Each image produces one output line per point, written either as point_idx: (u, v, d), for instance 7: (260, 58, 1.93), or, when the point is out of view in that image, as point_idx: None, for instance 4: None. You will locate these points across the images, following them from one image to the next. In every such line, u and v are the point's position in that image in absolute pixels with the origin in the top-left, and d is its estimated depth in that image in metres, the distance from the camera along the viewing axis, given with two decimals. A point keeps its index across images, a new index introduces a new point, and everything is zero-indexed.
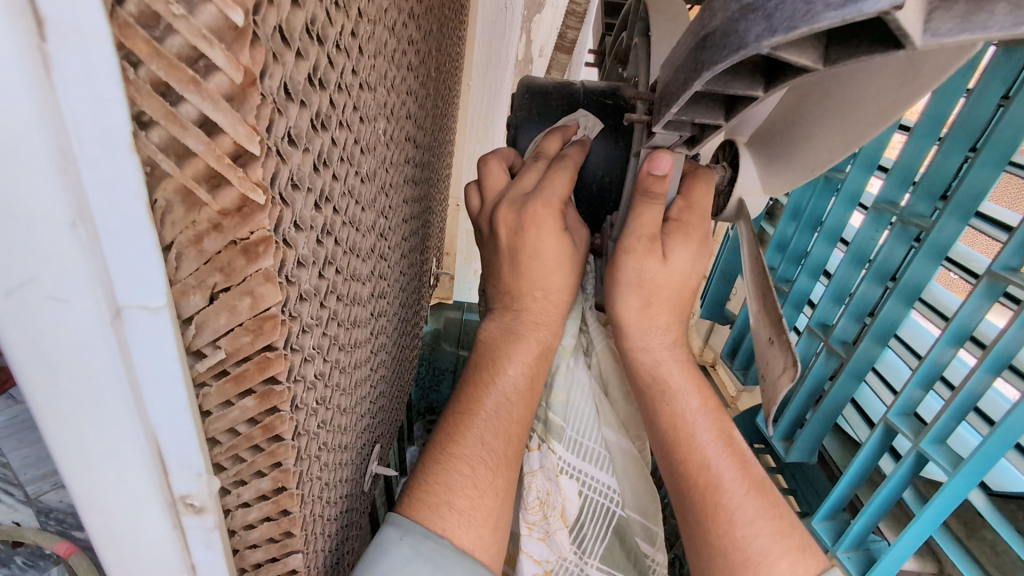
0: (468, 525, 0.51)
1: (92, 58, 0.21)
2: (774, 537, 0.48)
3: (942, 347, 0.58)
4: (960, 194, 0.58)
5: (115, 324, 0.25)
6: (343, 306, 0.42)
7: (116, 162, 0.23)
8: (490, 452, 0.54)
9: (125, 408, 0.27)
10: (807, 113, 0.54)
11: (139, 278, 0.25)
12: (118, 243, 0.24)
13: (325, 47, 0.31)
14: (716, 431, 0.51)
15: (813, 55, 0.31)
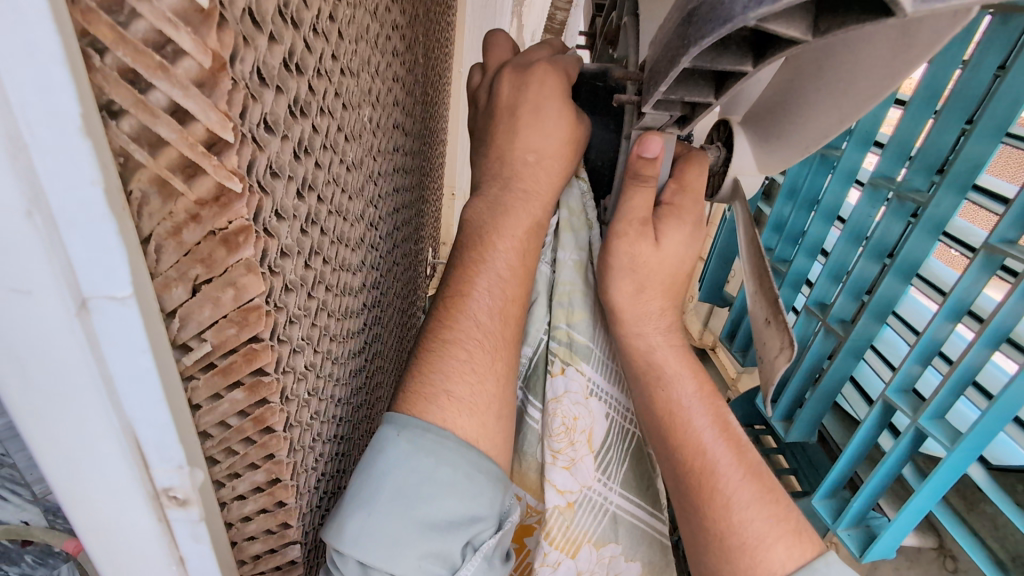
0: (464, 369, 0.50)
1: (34, 38, 0.19)
2: (770, 521, 0.48)
3: (939, 322, 0.57)
4: (957, 166, 0.57)
5: (82, 317, 0.23)
6: (333, 296, 0.42)
7: (69, 149, 0.21)
8: (486, 332, 0.52)
9: (99, 404, 0.25)
10: (802, 88, 0.53)
11: (103, 267, 0.23)
12: (79, 234, 0.22)
13: (300, 31, 0.30)
14: (711, 414, 0.51)
15: (801, 26, 0.30)
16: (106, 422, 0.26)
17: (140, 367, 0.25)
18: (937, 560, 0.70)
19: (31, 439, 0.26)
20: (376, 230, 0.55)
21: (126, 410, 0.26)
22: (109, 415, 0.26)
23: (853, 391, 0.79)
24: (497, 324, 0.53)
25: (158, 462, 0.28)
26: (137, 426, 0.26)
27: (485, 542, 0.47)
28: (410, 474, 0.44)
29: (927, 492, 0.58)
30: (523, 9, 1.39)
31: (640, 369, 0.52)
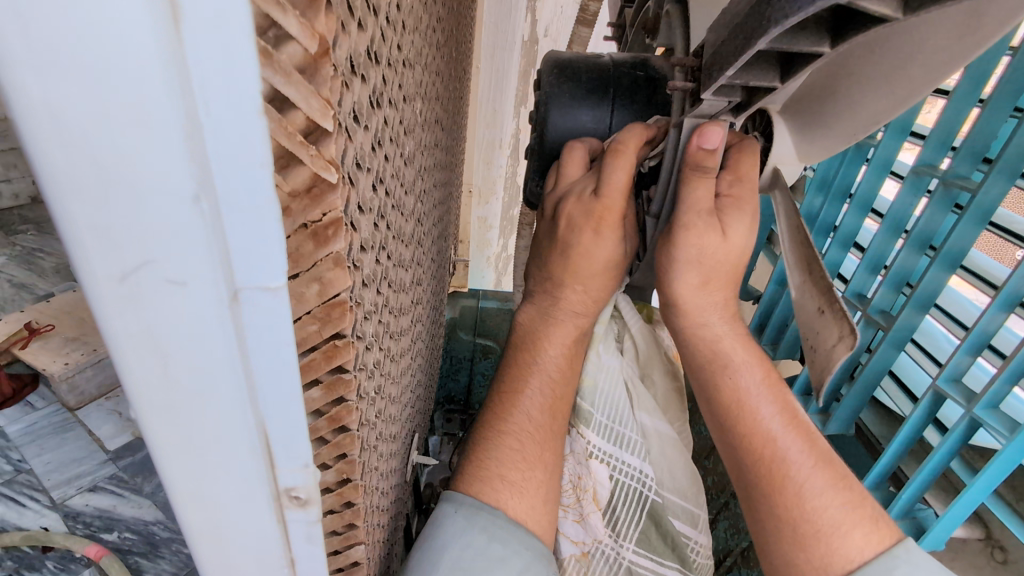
0: (520, 495, 0.52)
1: (224, 8, 0.15)
2: (846, 507, 0.47)
3: (993, 313, 0.56)
4: (1009, 153, 0.56)
5: (233, 308, 0.20)
6: (392, 293, 0.42)
7: (245, 129, 0.17)
8: (536, 425, 0.55)
9: (242, 408, 0.22)
10: (851, 77, 0.51)
11: (259, 259, 0.19)
12: (246, 221, 0.19)
13: (378, 20, 0.29)
14: (777, 404, 0.51)
15: (891, 4, 0.30)
16: (243, 426, 0.23)
17: (281, 362, 0.22)
18: (984, 551, 0.67)
19: (158, 447, 0.23)
20: (421, 228, 0.54)
21: (263, 410, 0.23)
22: (249, 417, 0.23)
23: (892, 386, 0.76)
24: (545, 419, 0.56)
25: (283, 461, 0.25)
26: (271, 425, 0.23)
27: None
28: (465, 547, 0.46)
29: (980, 483, 0.57)
30: (539, 4, 1.32)
31: (705, 360, 0.52)
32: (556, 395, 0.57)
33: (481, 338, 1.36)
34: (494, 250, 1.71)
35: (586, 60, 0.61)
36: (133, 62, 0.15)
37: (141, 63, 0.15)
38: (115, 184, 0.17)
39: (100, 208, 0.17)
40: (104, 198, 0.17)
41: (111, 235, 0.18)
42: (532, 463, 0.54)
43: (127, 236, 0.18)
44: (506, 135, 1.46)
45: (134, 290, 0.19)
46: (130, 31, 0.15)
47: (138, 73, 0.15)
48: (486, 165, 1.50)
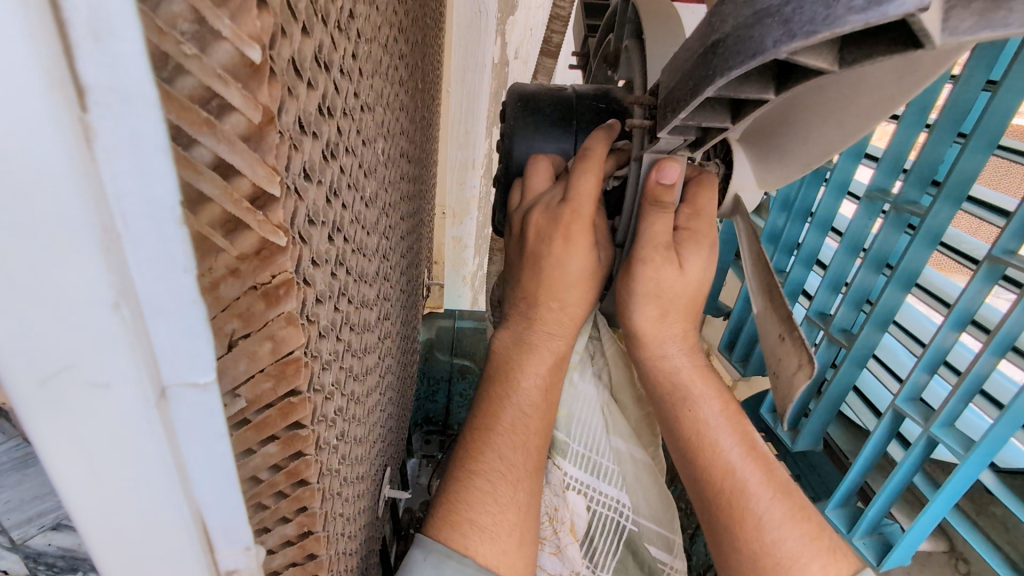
0: (491, 541, 0.49)
1: (138, 128, 0.15)
2: (803, 539, 0.48)
3: (947, 331, 0.58)
4: (953, 179, 0.58)
5: (160, 406, 0.19)
6: (355, 335, 0.41)
7: (165, 237, 0.17)
8: (509, 466, 0.53)
9: (176, 500, 0.21)
10: (800, 114, 0.53)
11: (188, 358, 0.19)
12: (171, 322, 0.18)
13: (331, 75, 0.30)
14: (736, 434, 0.52)
15: (827, 58, 0.31)
16: (178, 516, 0.22)
17: (216, 453, 0.21)
18: (949, 563, 0.69)
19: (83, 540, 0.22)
20: (387, 263, 0.54)
21: (199, 499, 0.22)
22: (183, 508, 0.22)
23: (856, 400, 0.78)
24: (519, 458, 0.54)
25: (223, 545, 0.24)
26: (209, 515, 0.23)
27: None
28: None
29: (941, 499, 0.59)
30: (508, 28, 1.32)
31: (666, 391, 0.53)
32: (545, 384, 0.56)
33: (459, 358, 1.35)
34: (470, 269, 1.71)
35: (548, 92, 0.62)
36: (41, 178, 0.15)
37: (49, 179, 0.15)
38: (24, 293, 0.16)
39: (10, 316, 0.17)
40: (14, 306, 0.16)
41: (24, 342, 0.17)
42: (516, 488, 0.52)
43: (44, 347, 0.17)
44: (479, 155, 1.47)
45: (53, 399, 0.18)
46: (40, 149, 0.14)
47: (46, 187, 0.15)
48: (460, 186, 1.50)
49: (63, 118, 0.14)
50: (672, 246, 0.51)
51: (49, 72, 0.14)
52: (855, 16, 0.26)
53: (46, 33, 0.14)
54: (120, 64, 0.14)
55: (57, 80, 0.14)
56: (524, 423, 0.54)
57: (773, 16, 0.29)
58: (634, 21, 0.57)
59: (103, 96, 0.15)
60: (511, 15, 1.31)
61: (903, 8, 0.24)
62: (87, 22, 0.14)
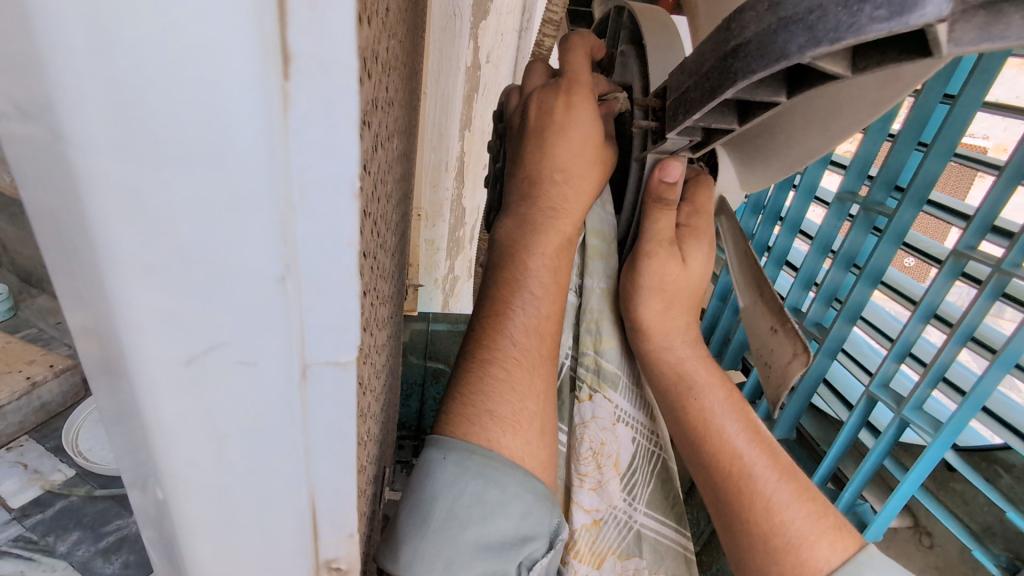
0: (512, 432, 0.48)
1: (335, 98, 0.16)
2: (810, 518, 0.52)
3: (913, 324, 0.62)
4: (917, 183, 0.63)
5: (301, 386, 0.21)
6: (376, 330, 0.41)
7: (337, 210, 0.18)
8: (523, 350, 0.51)
9: (297, 481, 0.23)
10: (784, 121, 0.56)
11: (332, 331, 0.20)
12: (323, 298, 0.19)
13: (378, 67, 0.29)
14: (741, 421, 0.56)
15: (842, 64, 0.34)
16: (295, 498, 0.24)
17: (341, 433, 0.23)
18: (913, 537, 0.73)
19: (192, 526, 0.23)
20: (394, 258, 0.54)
21: (315, 469, 0.23)
22: (301, 486, 0.23)
23: (827, 391, 0.82)
24: (534, 343, 0.52)
25: (330, 533, 0.26)
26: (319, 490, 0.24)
27: (537, 560, 0.47)
28: (458, 496, 0.43)
29: (911, 478, 0.64)
30: (480, 32, 1.33)
31: (672, 383, 0.57)
32: (554, 261, 0.54)
33: (432, 360, 1.32)
34: (441, 272, 1.70)
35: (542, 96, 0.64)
36: (238, 159, 0.16)
37: (245, 160, 0.16)
38: (197, 273, 0.17)
39: (179, 294, 0.18)
40: (184, 285, 0.18)
41: (186, 319, 0.18)
42: (535, 391, 0.51)
43: (205, 317, 0.18)
44: (451, 158, 1.46)
45: (201, 370, 0.19)
46: (245, 127, 0.16)
47: (240, 169, 0.16)
48: (433, 188, 1.47)
49: (271, 88, 0.15)
50: (673, 241, 0.56)
51: (266, 39, 0.15)
52: (878, 25, 0.28)
53: (268, 2, 0.14)
54: (332, 33, 0.15)
55: (270, 62, 0.15)
56: (543, 315, 0.53)
57: (796, 23, 0.32)
58: (629, 26, 0.59)
59: (306, 62, 0.15)
60: (484, 20, 1.32)
61: (923, 19, 0.27)
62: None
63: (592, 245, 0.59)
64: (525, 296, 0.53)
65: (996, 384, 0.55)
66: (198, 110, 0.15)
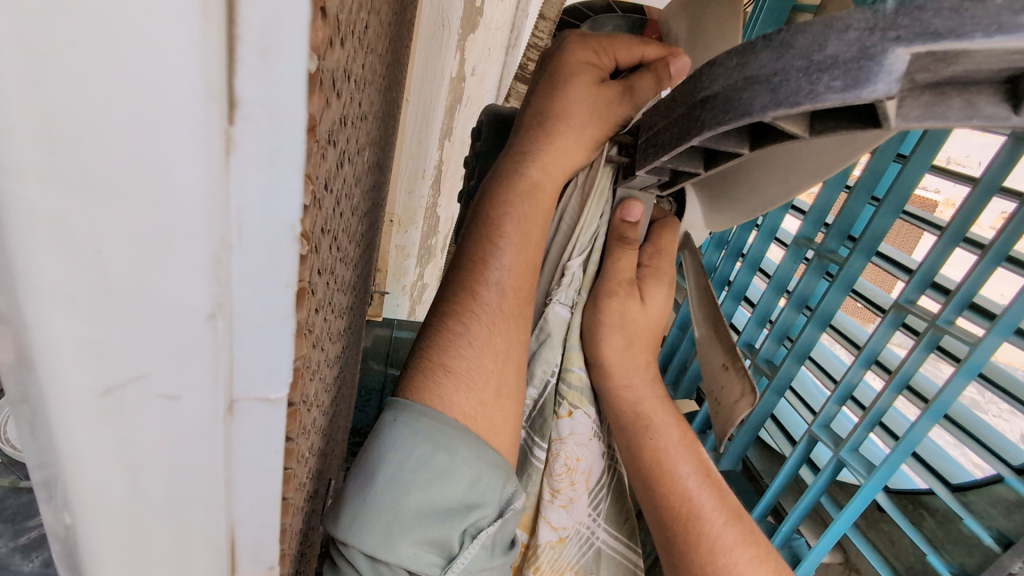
0: (467, 390, 0.48)
1: (279, 143, 0.16)
2: (753, 561, 0.56)
3: (855, 369, 0.65)
4: (867, 236, 0.66)
5: (227, 421, 0.21)
6: (333, 320, 0.39)
7: (278, 253, 0.18)
8: (483, 308, 0.50)
9: (215, 510, 0.23)
10: (749, 170, 0.58)
11: (263, 368, 0.20)
12: (255, 336, 0.19)
13: (349, 85, 0.30)
14: (693, 461, 0.59)
15: (801, 124, 0.35)
16: (211, 525, 0.23)
17: (265, 469, 0.23)
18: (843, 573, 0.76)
19: (93, 558, 0.22)
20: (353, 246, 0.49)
21: (235, 506, 0.23)
22: (220, 519, 0.23)
23: (772, 425, 0.85)
24: (503, 301, 0.51)
25: (248, 564, 0.25)
26: (241, 528, 0.24)
27: (484, 529, 0.45)
28: (404, 459, 0.42)
29: (844, 517, 0.66)
30: (467, 44, 1.34)
31: (631, 420, 0.58)
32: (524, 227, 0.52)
33: (393, 368, 1.30)
34: (410, 278, 1.68)
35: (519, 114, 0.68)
36: (171, 193, 0.16)
37: (180, 201, 0.16)
38: (123, 299, 0.17)
39: (98, 322, 0.17)
40: (103, 312, 0.17)
41: (104, 347, 0.18)
42: (496, 350, 0.50)
43: (131, 348, 0.18)
44: (428, 166, 1.46)
45: (117, 402, 0.19)
46: (180, 170, 0.15)
47: (179, 207, 0.16)
48: (407, 195, 1.48)
49: (212, 128, 0.15)
50: (633, 282, 0.59)
51: (210, 83, 0.15)
52: (833, 95, 0.30)
53: (216, 49, 0.14)
54: (281, 82, 0.15)
55: (213, 106, 0.15)
56: (509, 270, 0.51)
57: (760, 83, 0.33)
58: None
59: (253, 108, 0.15)
60: (473, 33, 1.33)
61: (873, 95, 0.29)
62: (257, 41, 0.14)
63: (588, 271, 0.58)
64: (493, 259, 0.51)
65: (925, 432, 0.58)
66: (133, 141, 0.15)
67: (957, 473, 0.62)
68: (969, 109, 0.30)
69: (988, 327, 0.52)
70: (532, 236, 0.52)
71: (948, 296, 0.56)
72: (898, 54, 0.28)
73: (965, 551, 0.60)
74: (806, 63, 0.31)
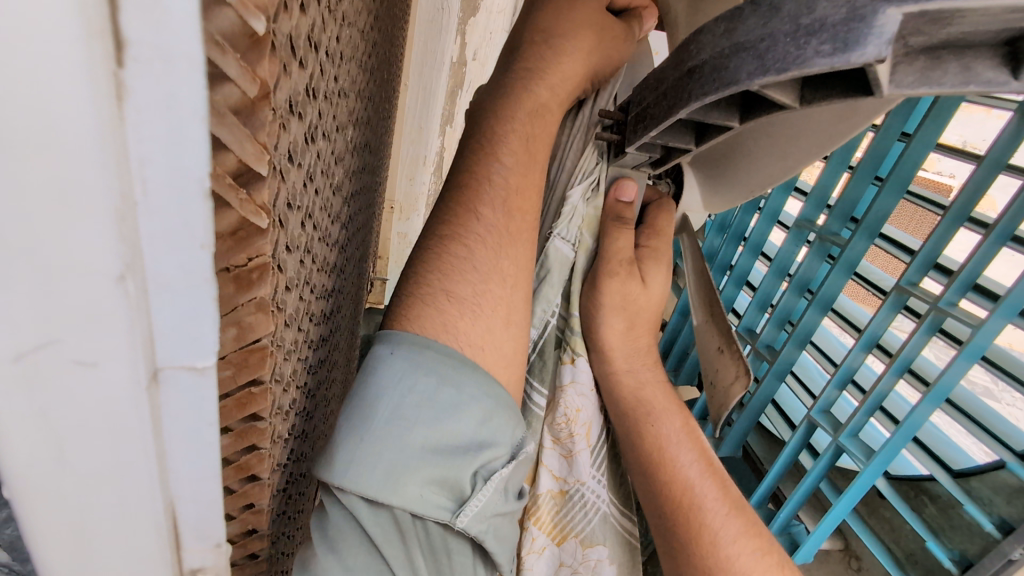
0: (471, 315, 0.47)
1: (177, 88, 0.16)
2: (756, 554, 0.55)
3: (856, 352, 0.64)
4: (870, 217, 0.64)
5: (151, 390, 0.20)
6: (314, 299, 0.38)
7: (191, 212, 0.18)
8: (488, 231, 0.49)
9: (151, 484, 0.22)
10: (749, 144, 0.56)
11: (187, 335, 0.20)
12: (173, 301, 0.19)
13: (318, 55, 0.29)
14: (695, 452, 0.58)
15: (791, 94, 0.34)
16: (149, 500, 0.23)
17: (201, 441, 0.23)
18: (843, 560, 0.75)
19: (33, 531, 0.22)
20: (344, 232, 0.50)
21: (174, 479, 0.23)
22: (156, 495, 0.23)
23: (773, 411, 0.84)
24: (505, 221, 0.49)
25: (192, 541, 0.26)
26: (181, 503, 0.24)
27: (496, 471, 0.44)
28: (405, 394, 0.42)
29: (843, 502, 0.65)
30: (467, 28, 1.33)
31: (629, 406, 0.58)
32: (525, 151, 0.50)
33: None
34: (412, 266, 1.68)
35: None
36: (63, 146, 0.15)
37: (73, 155, 0.15)
38: (24, 262, 0.17)
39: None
40: (2, 275, 0.16)
41: (9, 313, 0.17)
42: (503, 275, 0.49)
43: (41, 313, 0.17)
44: (429, 152, 1.45)
45: (31, 371, 0.18)
46: (69, 122, 0.15)
47: (73, 162, 0.16)
48: (409, 181, 1.47)
49: (100, 74, 0.15)
50: (633, 262, 0.57)
51: (92, 22, 0.14)
52: (822, 59, 0.29)
53: None
54: (170, 22, 0.15)
55: (99, 49, 0.15)
56: (512, 197, 0.50)
57: (748, 50, 0.32)
58: None
59: (143, 51, 0.15)
60: (473, 17, 1.32)
61: (864, 57, 0.27)
62: None
63: (590, 211, 0.55)
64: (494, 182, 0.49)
65: (927, 416, 0.56)
66: (16, 91, 0.14)
67: (960, 459, 0.61)
68: (966, 73, 0.29)
69: (992, 308, 0.51)
70: (537, 160, 0.51)
71: (952, 277, 0.54)
72: (888, 15, 0.27)
73: (966, 538, 0.59)
74: (792, 28, 0.30)
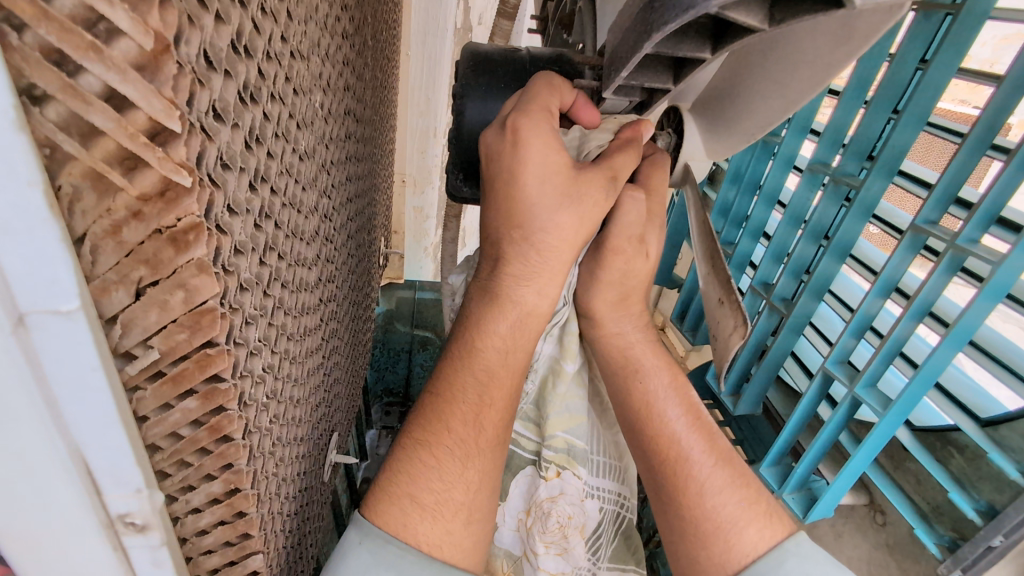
0: (434, 520, 0.49)
1: None
2: (741, 504, 0.53)
3: (872, 298, 0.60)
4: (886, 153, 0.60)
5: (20, 334, 0.24)
6: (286, 267, 0.39)
7: (8, 148, 0.20)
8: (461, 442, 0.51)
9: (45, 426, 0.26)
10: (750, 79, 0.52)
11: (44, 280, 0.23)
12: (18, 244, 0.22)
13: (248, 11, 0.28)
14: (682, 406, 0.57)
15: (757, 16, 0.31)
16: (50, 442, 0.26)
17: (88, 387, 0.26)
18: (868, 514, 0.72)
19: None
20: (328, 203, 0.51)
21: (71, 430, 0.26)
22: (56, 439, 0.26)
23: (793, 365, 0.81)
24: (473, 432, 0.51)
25: (112, 488, 0.29)
26: (87, 449, 0.27)
27: None
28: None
29: (861, 455, 0.63)
30: None
31: (619, 365, 0.58)
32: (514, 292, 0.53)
33: (420, 329, 1.29)
34: (432, 239, 1.68)
35: (504, 53, 0.60)
36: None
37: None
38: None
39: None
40: None
41: None
42: (467, 482, 0.50)
43: None
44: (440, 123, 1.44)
45: None
46: None
47: None
48: (421, 155, 1.46)
49: None
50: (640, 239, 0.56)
51: None
52: None
53: None
54: None
55: None
56: (486, 364, 0.52)
57: None
58: None
59: None
60: None
61: None
62: None
63: (567, 339, 0.58)
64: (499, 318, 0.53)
65: (948, 360, 0.53)
66: None
67: (986, 406, 0.58)
68: None
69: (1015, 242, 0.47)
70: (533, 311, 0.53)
71: (972, 211, 0.50)
72: None
73: (996, 487, 0.56)
74: None
